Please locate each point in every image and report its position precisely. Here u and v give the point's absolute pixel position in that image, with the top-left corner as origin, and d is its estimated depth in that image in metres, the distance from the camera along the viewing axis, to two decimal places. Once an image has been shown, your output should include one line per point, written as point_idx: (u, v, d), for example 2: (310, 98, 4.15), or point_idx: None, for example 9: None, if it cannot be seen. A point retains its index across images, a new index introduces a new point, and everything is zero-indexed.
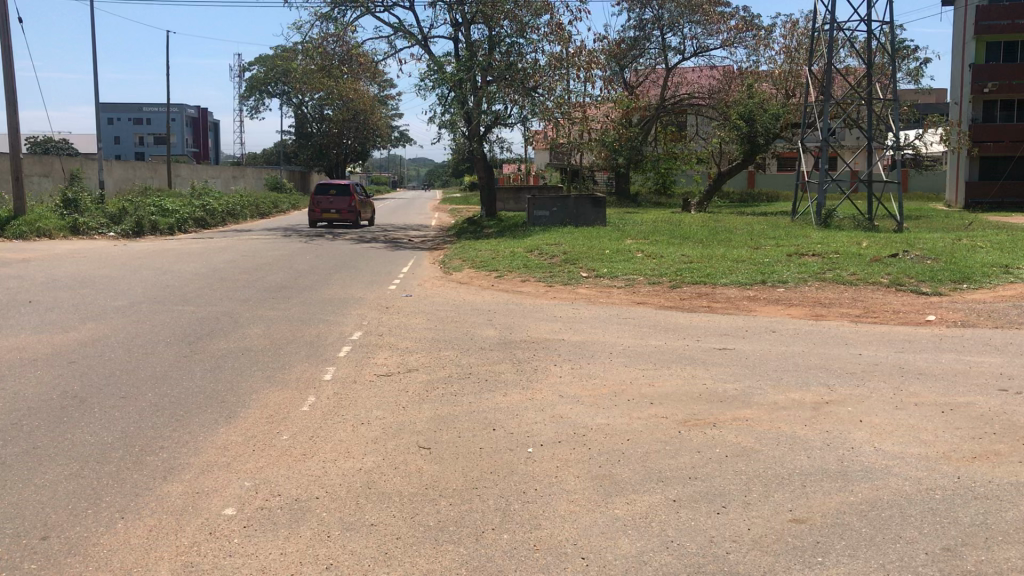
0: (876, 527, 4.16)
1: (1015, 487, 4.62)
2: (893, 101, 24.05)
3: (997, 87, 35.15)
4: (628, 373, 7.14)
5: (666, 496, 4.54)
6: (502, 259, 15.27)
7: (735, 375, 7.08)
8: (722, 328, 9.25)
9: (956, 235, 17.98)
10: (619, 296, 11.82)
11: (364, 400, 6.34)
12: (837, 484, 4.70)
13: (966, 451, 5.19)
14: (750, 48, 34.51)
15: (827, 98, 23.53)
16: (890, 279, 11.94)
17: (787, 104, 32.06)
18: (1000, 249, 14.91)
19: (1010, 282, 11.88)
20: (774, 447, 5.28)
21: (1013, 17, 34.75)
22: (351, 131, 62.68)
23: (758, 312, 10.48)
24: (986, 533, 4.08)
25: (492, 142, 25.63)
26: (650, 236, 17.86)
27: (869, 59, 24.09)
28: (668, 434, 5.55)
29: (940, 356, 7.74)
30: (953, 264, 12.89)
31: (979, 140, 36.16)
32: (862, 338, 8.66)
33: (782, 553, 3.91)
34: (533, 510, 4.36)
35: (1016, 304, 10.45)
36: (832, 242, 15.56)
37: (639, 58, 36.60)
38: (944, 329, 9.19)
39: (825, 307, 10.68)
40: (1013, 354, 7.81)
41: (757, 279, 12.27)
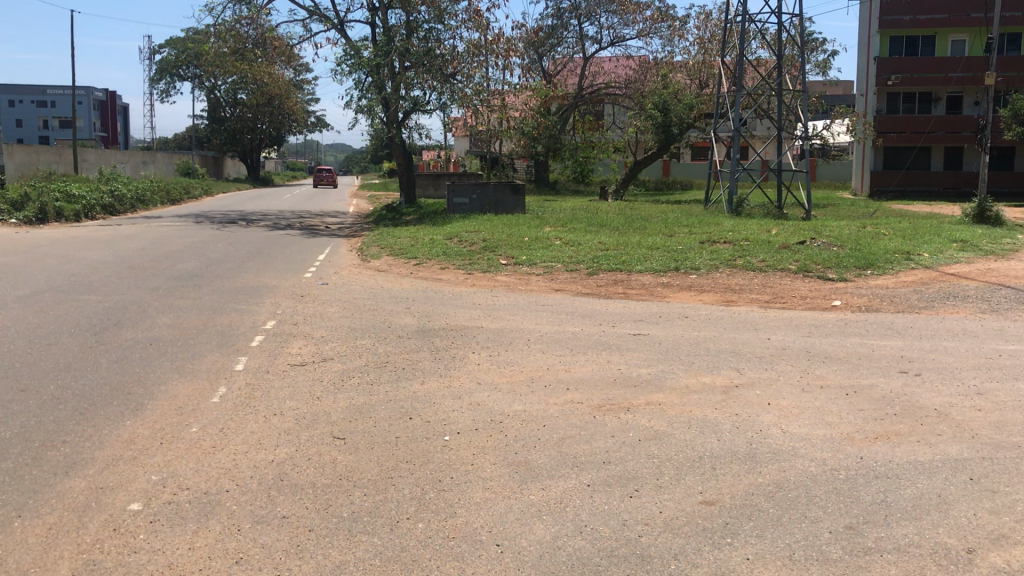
0: (783, 507, 4.27)
1: (913, 466, 4.81)
2: (801, 92, 24.27)
3: (901, 79, 36.20)
4: (545, 360, 7.18)
5: (580, 481, 4.58)
6: (421, 247, 15.21)
7: (649, 360, 7.18)
8: (636, 314, 9.37)
9: (862, 223, 18.58)
10: (538, 283, 11.88)
11: (276, 391, 6.22)
12: (747, 465, 4.82)
13: (868, 431, 5.37)
14: (665, 39, 34.91)
15: (739, 88, 23.44)
16: (798, 265, 12.29)
17: (701, 95, 32.47)
18: (902, 237, 15.51)
19: (910, 268, 12.38)
20: (684, 431, 5.38)
21: (914, 12, 35.96)
22: (267, 116, 61.53)
23: (672, 298, 10.66)
24: (886, 511, 4.23)
25: (411, 128, 25.34)
26: (569, 224, 17.99)
27: (778, 52, 23.94)
28: (583, 419, 5.61)
29: (844, 340, 7.98)
30: (858, 251, 13.38)
31: (884, 131, 37.33)
32: (771, 323, 8.90)
33: (692, 535, 4.00)
34: (448, 499, 4.35)
35: (917, 290, 10.87)
36: (743, 230, 15.93)
37: (557, 47, 36.61)
38: (849, 314, 9.52)
39: (736, 293, 10.93)
40: (913, 338, 8.10)
41: (671, 266, 12.47)
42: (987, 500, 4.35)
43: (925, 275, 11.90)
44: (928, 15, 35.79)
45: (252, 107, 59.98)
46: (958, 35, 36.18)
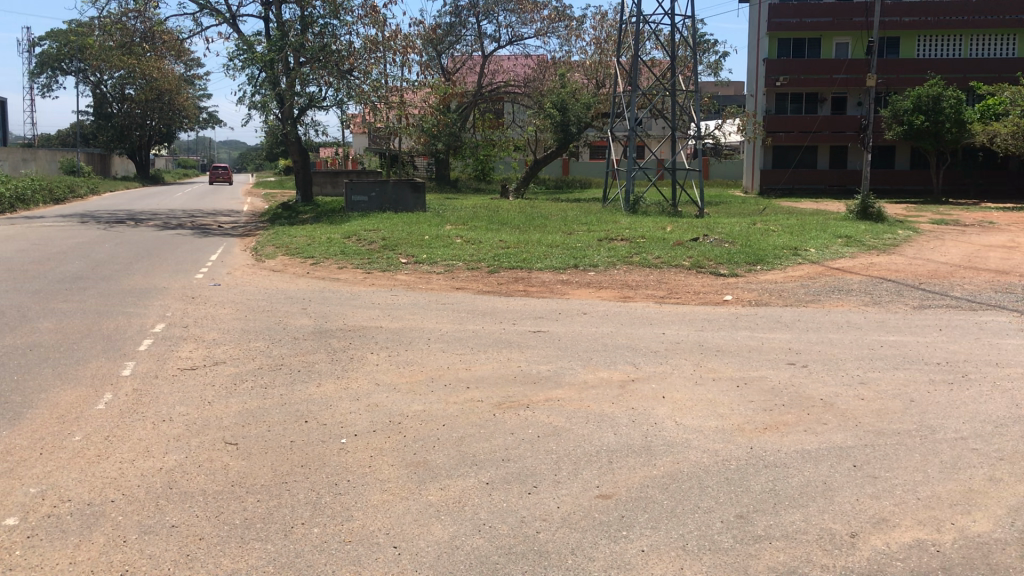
0: (677, 499, 4.36)
1: (800, 455, 4.97)
2: (694, 93, 24.82)
3: (788, 81, 37.43)
4: (444, 359, 7.15)
5: (478, 479, 4.59)
6: (318, 246, 14.97)
7: (548, 357, 7.23)
8: (535, 312, 9.43)
9: (753, 220, 19.15)
10: (438, 282, 11.83)
11: (166, 396, 6.03)
12: (642, 459, 4.90)
13: (758, 422, 5.54)
14: (563, 38, 35.21)
15: (635, 89, 23.82)
16: (691, 262, 12.58)
17: (599, 95, 32.97)
18: (790, 233, 16.05)
19: (797, 263, 12.82)
20: (582, 426, 5.44)
21: (800, 16, 37.21)
22: (157, 112, 59.53)
23: (571, 295, 10.76)
24: (774, 499, 4.37)
25: (307, 125, 24.90)
26: (469, 221, 17.99)
27: (672, 52, 24.40)
28: (483, 417, 5.61)
29: (735, 334, 8.21)
30: (748, 247, 13.78)
31: (773, 130, 38.56)
32: (666, 318, 9.08)
33: (588, 529, 4.04)
34: (345, 502, 4.29)
35: (804, 284, 11.26)
36: (640, 228, 16.22)
37: (455, 44, 36.53)
38: (740, 308, 9.79)
39: (632, 289, 11.12)
40: (800, 331, 8.38)
41: (570, 263, 12.58)
42: (868, 485, 4.53)
43: (812, 270, 12.34)
44: (813, 19, 37.13)
45: (141, 103, 57.99)
46: (841, 38, 37.66)
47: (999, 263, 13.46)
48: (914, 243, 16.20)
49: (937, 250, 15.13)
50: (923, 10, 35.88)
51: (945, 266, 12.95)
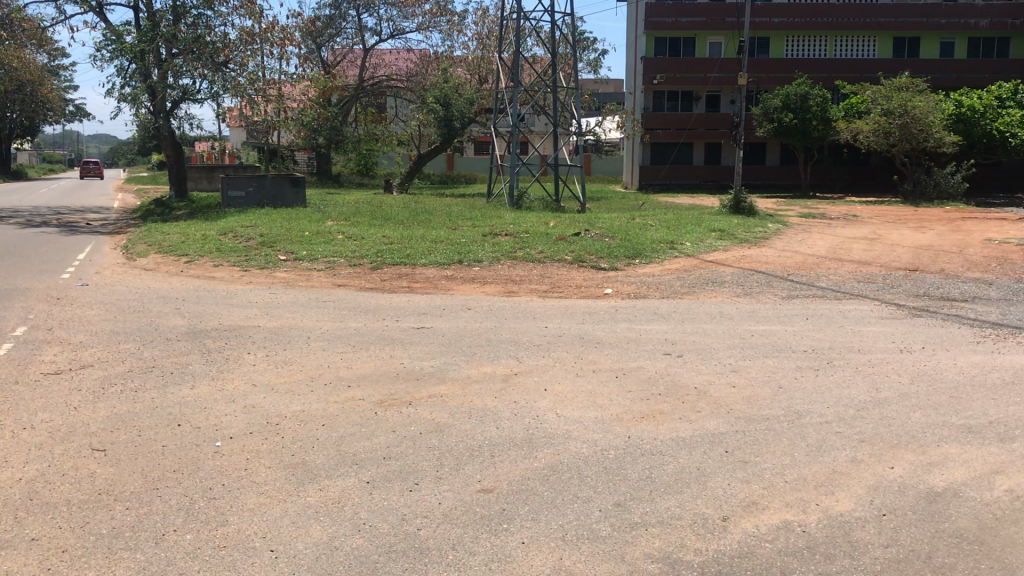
0: (556, 490, 4.42)
1: (675, 443, 5.11)
2: (575, 89, 25.13)
3: (664, 79, 38.38)
4: (325, 358, 7.05)
5: (359, 478, 4.54)
6: (193, 243, 14.51)
7: (430, 353, 7.22)
8: (419, 308, 9.39)
9: (632, 215, 19.56)
10: (319, 279, 11.63)
11: (27, 403, 5.73)
12: (523, 451, 4.95)
13: (636, 411, 5.67)
14: (444, 33, 35.10)
15: (516, 85, 23.95)
16: (573, 256, 12.75)
17: (481, 90, 33.06)
18: (667, 227, 16.49)
19: (674, 256, 13.17)
20: (464, 421, 5.45)
21: (675, 15, 38.19)
22: (19, 104, 56.46)
23: (455, 291, 10.76)
24: (651, 486, 4.49)
25: (181, 118, 24.08)
26: (351, 217, 17.76)
27: (552, 49, 24.62)
28: (364, 416, 5.55)
29: (615, 326, 8.37)
30: (628, 241, 14.07)
31: (651, 127, 39.46)
32: (549, 312, 9.19)
33: (469, 524, 4.05)
34: (220, 507, 4.17)
35: (681, 277, 11.58)
36: (523, 223, 16.35)
37: (336, 37, 35.93)
38: (619, 301, 9.99)
39: (516, 284, 11.20)
40: (677, 322, 8.61)
41: (454, 259, 12.59)
42: (739, 470, 4.70)
43: (688, 263, 12.70)
44: (688, 19, 38.19)
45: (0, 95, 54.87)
46: (715, 38, 38.87)
47: (861, 255, 14.18)
48: (783, 235, 16.90)
49: (804, 242, 15.81)
50: (790, 12, 37.38)
51: (813, 258, 13.55)
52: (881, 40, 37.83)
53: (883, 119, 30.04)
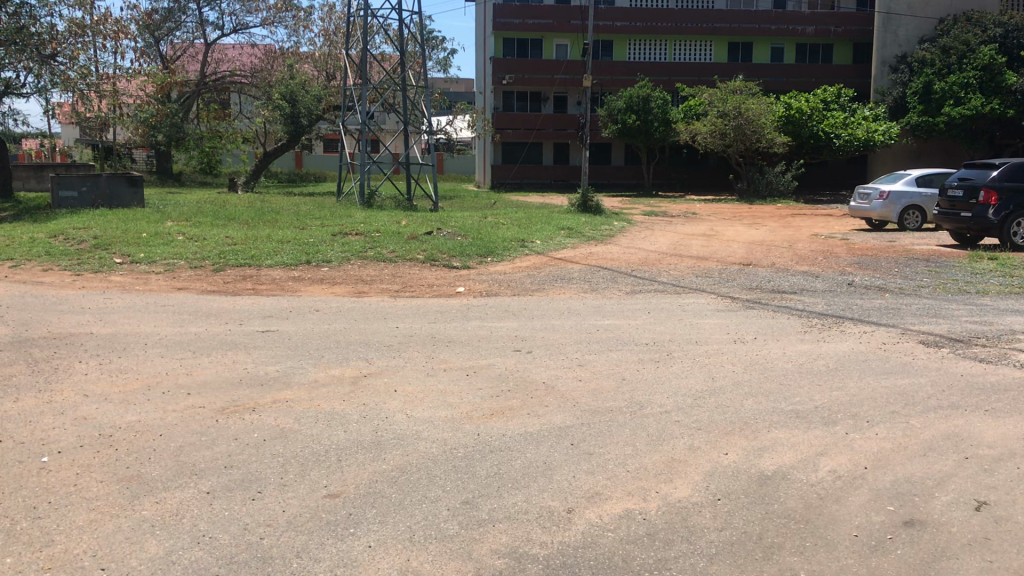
0: (404, 491, 4.40)
1: (523, 438, 5.18)
2: (425, 88, 25.06)
3: (514, 79, 38.82)
4: (164, 365, 6.76)
5: (198, 489, 4.38)
6: (18, 246, 13.62)
7: (276, 356, 7.04)
8: (264, 310, 9.15)
9: (482, 214, 19.69)
10: (158, 282, 11.15)
11: None
12: (371, 454, 4.90)
13: (485, 409, 5.71)
14: (290, 29, 34.30)
15: (364, 83, 23.62)
16: (424, 255, 12.72)
17: (328, 87, 32.49)
18: (518, 225, 16.69)
19: (525, 254, 13.34)
20: (311, 426, 5.35)
21: (523, 17, 38.71)
22: None
23: (302, 292, 10.55)
24: (499, 482, 4.53)
25: (4, 114, 22.56)
26: (192, 218, 17.11)
27: (401, 46, 24.42)
28: (205, 424, 5.36)
29: (465, 324, 8.40)
30: (479, 239, 14.15)
31: (501, 127, 39.80)
32: (399, 312, 9.14)
33: (315, 530, 3.98)
34: (45, 526, 3.94)
35: (531, 274, 11.73)
36: (373, 222, 16.19)
37: (175, 31, 34.51)
38: (470, 299, 10.04)
39: (366, 284, 11.07)
40: (527, 318, 8.73)
41: (302, 259, 12.32)
42: (584, 462, 4.80)
43: (538, 261, 12.89)
44: (535, 20, 38.71)
45: None
46: (561, 40, 39.69)
47: (701, 250, 14.77)
48: (629, 233, 17.40)
49: (649, 239, 16.33)
50: (632, 16, 38.58)
51: (656, 254, 14.01)
52: (717, 45, 39.50)
53: (719, 121, 31.36)
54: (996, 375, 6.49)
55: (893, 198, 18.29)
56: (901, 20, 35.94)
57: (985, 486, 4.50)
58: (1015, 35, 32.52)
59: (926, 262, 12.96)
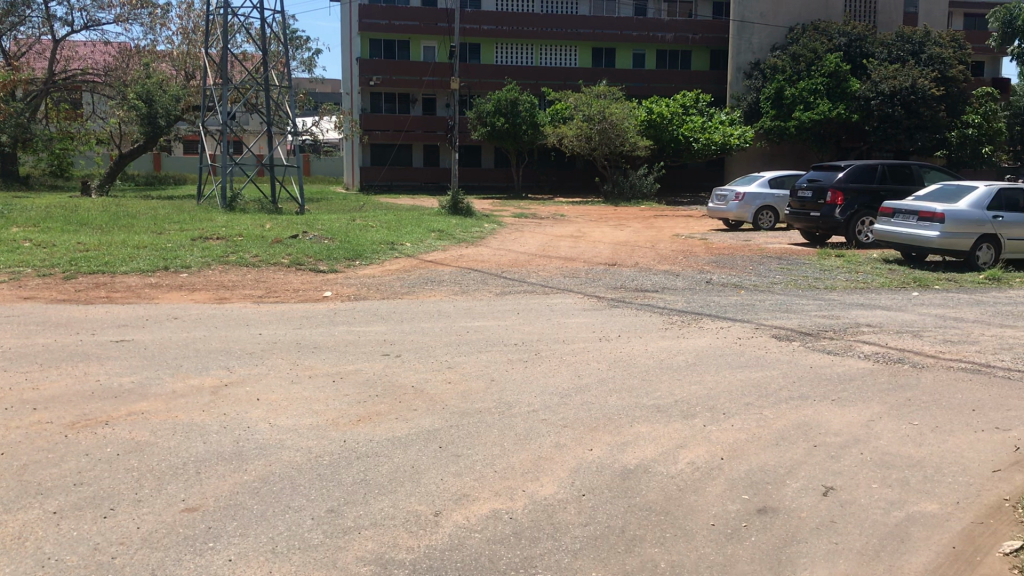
0: (266, 502, 4.29)
1: (391, 442, 5.14)
2: (288, 88, 24.47)
3: (381, 81, 38.49)
4: (7, 379, 6.37)
5: (44, 510, 4.14)
6: None
7: (131, 367, 6.75)
8: (120, 319, 8.75)
9: (350, 216, 19.47)
10: (3, 292, 10.49)
11: None
12: (231, 465, 4.75)
13: (352, 414, 5.64)
14: (146, 26, 32.97)
15: (225, 83, 22.84)
16: (290, 259, 12.46)
17: (188, 87, 31.59)
18: (386, 228, 16.55)
19: (394, 257, 13.25)
20: (168, 438, 5.15)
21: (389, 18, 38.42)
22: None
23: (160, 299, 10.15)
24: (365, 489, 4.47)
25: None
26: (40, 223, 16.24)
27: (264, 46, 23.55)
28: (52, 440, 5.08)
29: (333, 329, 8.26)
30: (347, 242, 13.96)
31: (369, 128, 39.35)
32: (263, 318, 8.91)
33: (171, 546, 3.83)
34: None
35: (400, 277, 11.67)
36: (236, 226, 15.72)
37: (19, 26, 32.57)
38: (338, 303, 9.89)
39: (228, 290, 10.75)
40: (396, 322, 8.65)
41: (159, 266, 11.85)
42: (451, 464, 4.80)
43: (407, 264, 12.80)
44: (402, 22, 38.51)
45: None
46: (429, 41, 39.71)
47: (568, 251, 15.02)
48: (498, 234, 17.53)
49: (518, 241, 16.48)
50: (497, 20, 38.91)
51: (524, 255, 14.16)
52: (581, 50, 40.31)
53: (585, 124, 31.99)
54: (843, 365, 6.85)
55: (748, 198, 19.06)
56: (754, 28, 37.52)
57: (832, 471, 4.75)
58: (858, 44, 34.46)
59: (779, 260, 13.56)
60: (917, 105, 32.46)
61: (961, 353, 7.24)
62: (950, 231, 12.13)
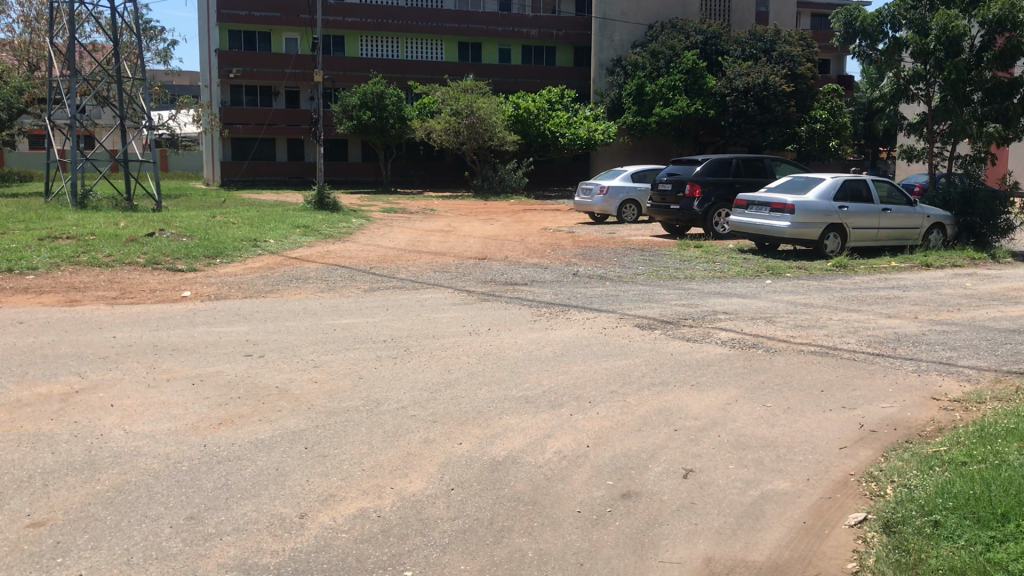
0: (120, 512, 4.11)
1: (254, 445, 5.01)
2: (142, 80, 23.34)
3: (241, 73, 37.35)
4: None
5: None
6: None
7: None
8: None
9: (211, 213, 18.82)
10: None
11: None
12: (83, 476, 4.52)
13: (213, 418, 5.46)
14: None
15: (73, 74, 21.56)
16: (146, 258, 11.96)
17: (32, 78, 29.97)
18: (249, 224, 16.11)
19: (257, 254, 12.91)
20: (12, 451, 4.85)
21: (249, 8, 37.34)
22: None
23: (3, 303, 9.56)
24: (226, 493, 4.34)
25: None
26: None
27: (115, 37, 22.18)
28: None
29: (192, 331, 7.97)
30: (207, 240, 13.51)
31: (230, 122, 38.11)
32: (117, 320, 8.52)
33: (16, 565, 3.61)
34: None
35: (264, 275, 11.37)
36: (87, 224, 14.97)
37: None
38: (197, 303, 9.56)
39: (79, 291, 10.22)
40: (258, 321, 8.43)
41: (1, 267, 11.15)
42: (317, 465, 4.72)
43: (271, 261, 12.50)
44: (262, 12, 37.49)
45: None
46: (291, 33, 38.82)
47: (436, 246, 14.97)
48: (365, 230, 17.32)
49: (385, 236, 16.33)
50: (361, 12, 38.38)
51: (392, 251, 14.03)
52: (446, 43, 40.26)
53: (452, 118, 31.95)
54: (702, 352, 7.09)
55: (612, 192, 19.50)
56: (615, 25, 38.33)
57: (691, 454, 4.91)
58: (713, 42, 35.86)
59: (642, 252, 13.91)
60: (769, 101, 33.69)
61: (810, 337, 7.60)
62: (800, 221, 12.74)
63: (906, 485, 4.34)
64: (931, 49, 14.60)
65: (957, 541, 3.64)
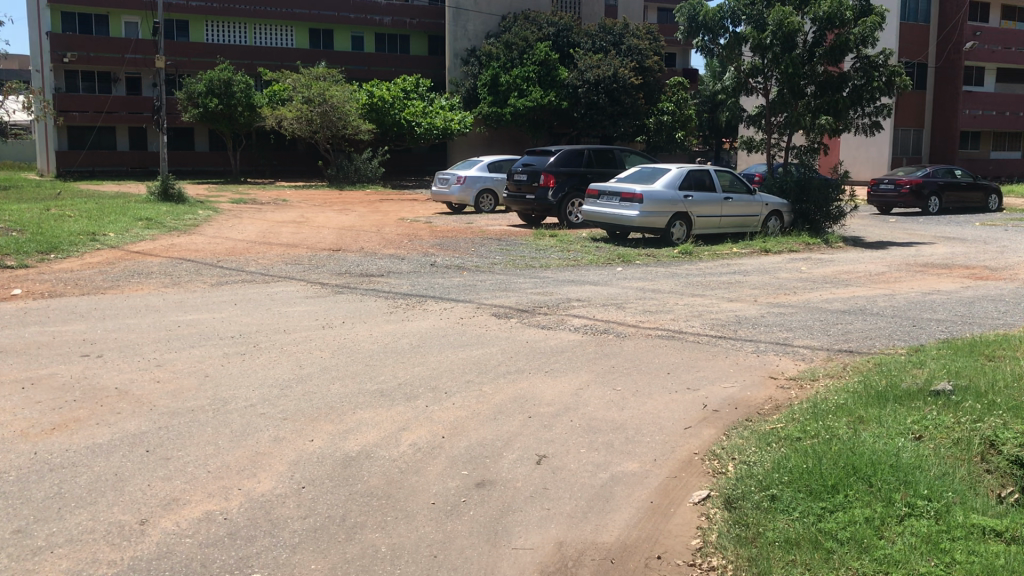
0: None
1: (90, 450, 4.75)
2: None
3: (77, 58, 35.42)
4: None
5: None
6: None
7: None
8: None
9: (44, 206, 17.72)
10: None
11: None
12: None
13: (45, 424, 5.14)
14: None
15: None
16: None
17: None
18: (87, 217, 15.27)
19: (95, 249, 12.26)
20: None
21: None
22: None
23: None
24: (58, 503, 4.10)
25: None
26: None
27: None
28: None
29: (22, 331, 7.48)
30: (39, 234, 12.72)
31: (64, 109, 35.99)
32: None
33: None
34: None
35: (102, 270, 10.80)
36: None
37: None
38: (29, 301, 8.99)
39: None
40: (96, 319, 8.00)
41: None
42: (159, 468, 4.52)
43: (111, 256, 11.89)
44: None
45: None
46: (131, 17, 37.02)
47: (289, 238, 14.61)
48: (213, 222, 16.72)
49: (234, 228, 15.82)
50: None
51: (242, 243, 13.60)
52: (297, 30, 39.38)
53: (304, 107, 31.19)
54: (555, 339, 7.19)
55: (469, 181, 19.55)
56: (469, 15, 38.49)
57: (544, 441, 4.97)
58: (565, 34, 36.41)
59: (497, 241, 14.00)
60: (619, 93, 34.82)
61: (658, 322, 7.83)
62: (649, 210, 13.11)
63: (746, 461, 4.52)
64: (768, 43, 15.18)
65: (791, 513, 3.82)
